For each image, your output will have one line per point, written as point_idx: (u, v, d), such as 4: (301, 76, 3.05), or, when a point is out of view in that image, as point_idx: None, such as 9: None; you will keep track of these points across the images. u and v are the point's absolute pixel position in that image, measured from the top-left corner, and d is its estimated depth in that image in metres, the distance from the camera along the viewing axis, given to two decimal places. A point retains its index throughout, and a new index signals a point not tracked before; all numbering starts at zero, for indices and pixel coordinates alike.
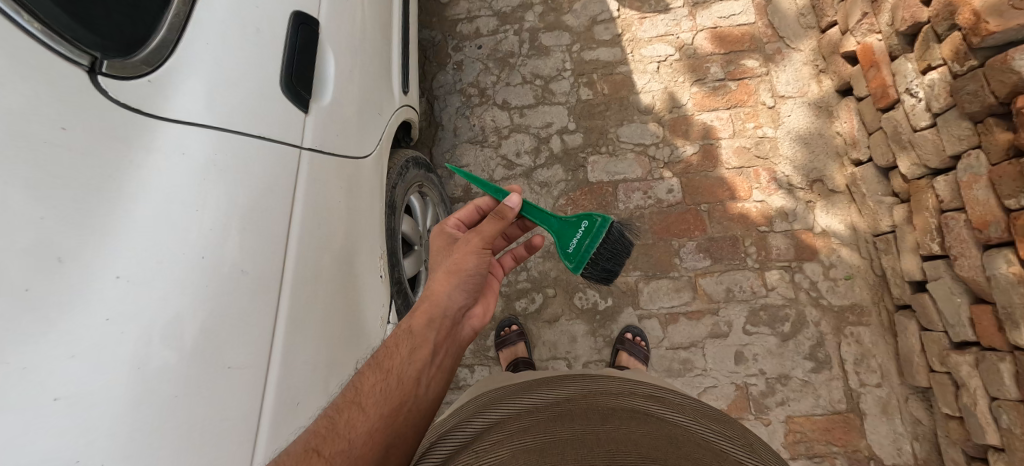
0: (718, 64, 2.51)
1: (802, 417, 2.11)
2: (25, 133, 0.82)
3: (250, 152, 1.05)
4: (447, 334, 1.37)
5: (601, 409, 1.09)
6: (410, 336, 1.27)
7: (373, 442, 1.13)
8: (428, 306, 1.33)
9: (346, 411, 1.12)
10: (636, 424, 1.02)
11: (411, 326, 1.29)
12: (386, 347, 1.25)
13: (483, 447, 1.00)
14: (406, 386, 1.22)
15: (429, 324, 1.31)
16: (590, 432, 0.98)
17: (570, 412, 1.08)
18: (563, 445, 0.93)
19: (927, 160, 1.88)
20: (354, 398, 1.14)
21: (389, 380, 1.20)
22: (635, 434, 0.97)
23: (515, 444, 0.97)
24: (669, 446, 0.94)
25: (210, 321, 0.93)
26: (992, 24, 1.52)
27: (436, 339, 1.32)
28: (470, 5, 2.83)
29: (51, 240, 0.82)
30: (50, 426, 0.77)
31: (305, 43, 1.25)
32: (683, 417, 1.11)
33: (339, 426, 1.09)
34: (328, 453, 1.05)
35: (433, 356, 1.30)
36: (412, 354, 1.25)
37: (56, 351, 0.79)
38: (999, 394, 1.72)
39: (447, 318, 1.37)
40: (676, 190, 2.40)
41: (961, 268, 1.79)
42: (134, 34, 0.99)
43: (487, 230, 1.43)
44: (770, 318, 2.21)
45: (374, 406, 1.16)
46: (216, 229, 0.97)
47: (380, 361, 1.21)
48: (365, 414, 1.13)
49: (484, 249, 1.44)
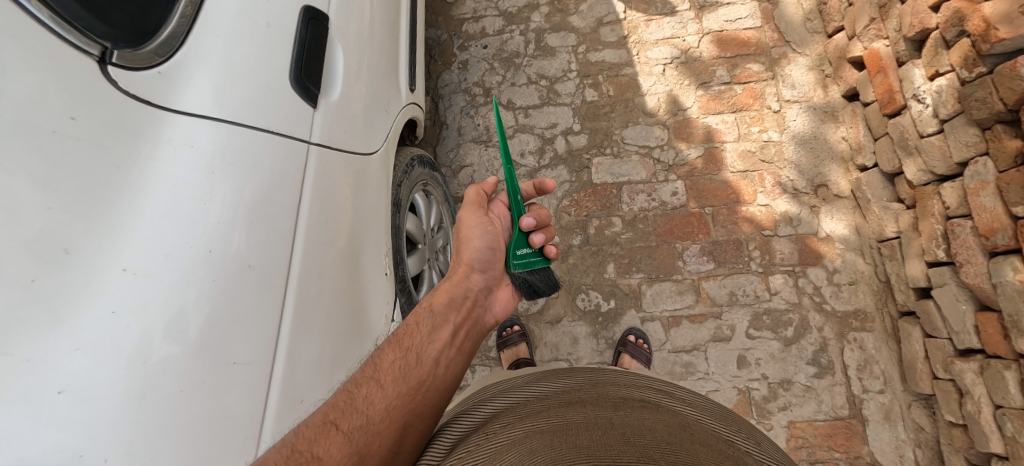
0: (723, 67, 2.51)
1: (804, 422, 2.11)
2: (32, 122, 0.81)
3: (260, 146, 1.05)
4: (468, 316, 1.38)
5: (612, 397, 1.09)
6: (431, 315, 1.30)
7: (390, 419, 1.10)
8: (450, 286, 1.38)
9: (365, 387, 1.11)
10: (647, 412, 1.02)
11: (432, 305, 1.33)
12: (407, 325, 1.26)
13: (493, 429, 1.00)
14: (424, 366, 1.22)
15: (449, 303, 1.35)
16: (603, 417, 0.98)
17: (580, 399, 1.08)
18: (577, 428, 0.93)
19: (934, 166, 1.88)
20: (373, 374, 1.13)
21: (408, 358, 1.20)
22: (648, 420, 0.97)
23: (527, 427, 0.97)
24: (683, 433, 0.94)
25: (218, 315, 0.92)
26: (1002, 31, 1.51)
27: (456, 320, 1.34)
28: (476, 5, 2.82)
29: (58, 230, 0.81)
30: (51, 419, 0.75)
31: (314, 37, 1.24)
32: (692, 410, 1.11)
33: (358, 400, 1.08)
34: (346, 427, 1.04)
35: (453, 337, 1.31)
36: (432, 334, 1.27)
37: (62, 343, 0.78)
38: (1004, 402, 1.71)
39: (469, 298, 1.40)
40: (681, 193, 2.39)
41: (967, 275, 1.79)
42: (145, 24, 0.98)
43: (474, 202, 1.50)
44: (774, 322, 2.20)
45: (393, 383, 1.14)
46: (225, 223, 0.96)
47: (401, 339, 1.23)
48: (383, 391, 1.12)
49: (482, 216, 1.47)
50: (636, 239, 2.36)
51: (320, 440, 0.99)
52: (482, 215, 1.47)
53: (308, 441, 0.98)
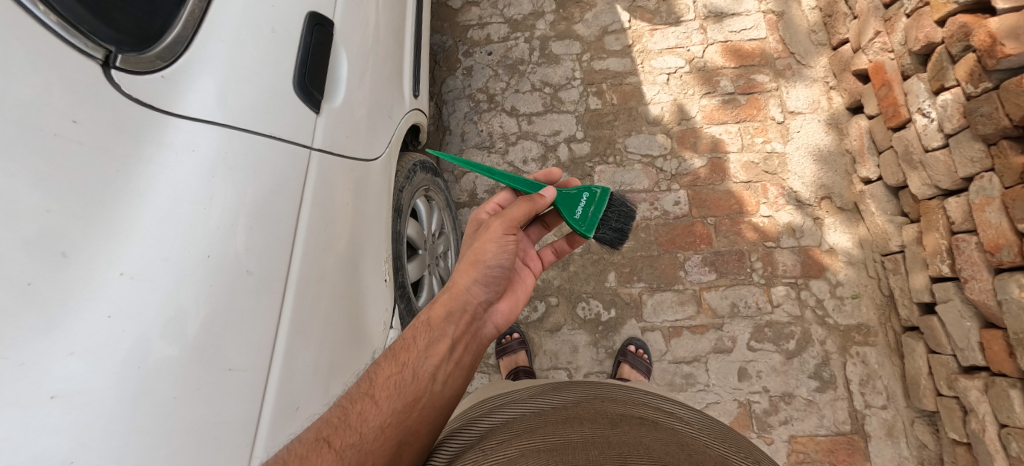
0: (729, 77, 2.50)
1: (805, 437, 2.08)
2: (34, 123, 0.80)
3: (260, 152, 1.04)
4: (467, 329, 1.36)
5: (609, 414, 1.08)
6: (429, 329, 1.28)
7: (385, 436, 1.11)
8: (449, 298, 1.34)
9: (359, 402, 1.11)
10: (645, 430, 1.01)
11: (430, 318, 1.30)
12: (404, 339, 1.25)
13: (489, 446, 0.99)
14: (421, 382, 1.21)
15: (447, 317, 1.32)
16: (600, 435, 0.97)
17: (579, 415, 1.07)
18: (573, 446, 0.92)
19: (939, 181, 1.86)
20: (368, 389, 1.13)
21: (403, 373, 1.19)
22: (645, 439, 0.96)
23: (523, 444, 0.96)
24: (680, 453, 0.93)
25: (213, 321, 0.91)
26: (1008, 46, 1.50)
27: (454, 334, 1.32)
28: (482, 12, 2.83)
29: (55, 234, 0.80)
30: (43, 423, 0.75)
31: (319, 43, 1.24)
32: (691, 428, 1.09)
33: (352, 416, 1.08)
34: (339, 445, 1.03)
35: (450, 352, 1.29)
36: (429, 348, 1.24)
37: (55, 347, 0.77)
38: (1009, 421, 1.69)
39: (468, 311, 1.37)
40: (683, 202, 2.38)
41: (972, 291, 1.77)
42: (150, 28, 0.98)
43: (511, 215, 1.40)
44: (775, 335, 2.18)
45: (387, 399, 1.14)
46: (223, 228, 0.95)
47: (398, 353, 1.22)
48: (377, 408, 1.12)
49: (507, 234, 1.40)
50: (636, 248, 2.35)
51: (312, 457, 0.98)
52: (507, 232, 1.40)
53: (301, 457, 0.97)
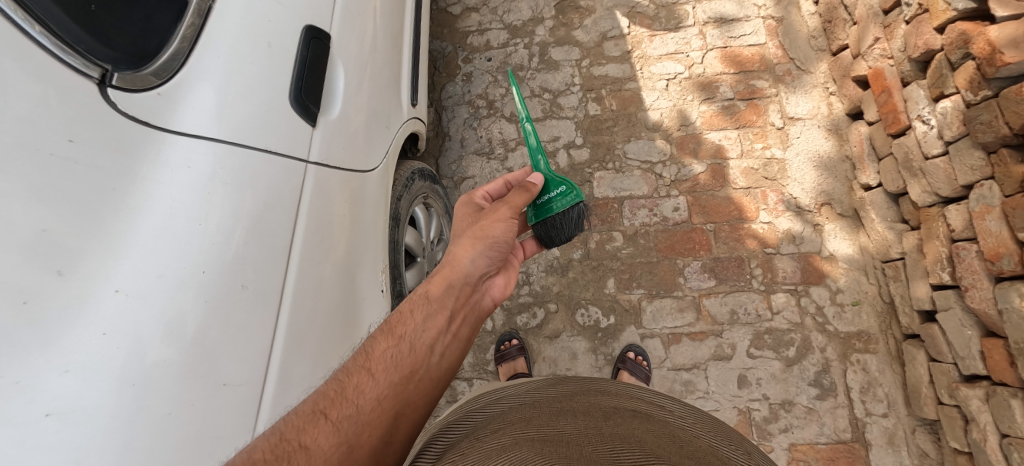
0: (728, 83, 2.49)
1: (805, 445, 2.07)
2: (31, 143, 0.81)
3: (255, 167, 1.05)
4: (465, 301, 1.40)
5: (602, 406, 1.08)
6: (427, 302, 1.31)
7: (381, 408, 1.15)
8: (450, 272, 1.36)
9: (355, 376, 1.13)
10: (638, 422, 1.01)
11: (428, 291, 1.33)
12: (400, 313, 1.28)
13: (483, 436, 0.98)
14: (417, 354, 1.24)
15: (447, 290, 1.35)
16: (593, 426, 0.96)
17: (572, 407, 1.07)
18: (567, 437, 0.91)
19: (938, 188, 1.86)
20: (364, 362, 1.16)
21: (400, 346, 1.22)
22: (638, 431, 0.96)
23: (517, 433, 0.95)
24: (672, 445, 0.93)
25: (208, 335, 0.92)
26: (1007, 55, 1.49)
27: (453, 305, 1.36)
28: (482, 18, 2.84)
29: (51, 252, 0.81)
30: (38, 441, 0.75)
31: (316, 56, 1.24)
32: (683, 421, 1.09)
33: (348, 390, 1.11)
34: (335, 416, 1.07)
35: (448, 324, 1.33)
36: (427, 321, 1.29)
37: (49, 365, 0.78)
38: (1010, 431, 1.67)
39: (469, 284, 1.40)
40: (682, 209, 2.37)
41: (972, 299, 1.76)
42: (146, 47, 0.99)
43: (515, 201, 1.42)
44: (775, 342, 2.17)
45: (384, 372, 1.17)
46: (218, 243, 0.96)
47: (393, 327, 1.24)
48: (373, 381, 1.15)
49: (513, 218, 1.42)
50: (636, 255, 2.35)
51: (309, 429, 1.02)
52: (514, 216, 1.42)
53: (297, 429, 1.01)
